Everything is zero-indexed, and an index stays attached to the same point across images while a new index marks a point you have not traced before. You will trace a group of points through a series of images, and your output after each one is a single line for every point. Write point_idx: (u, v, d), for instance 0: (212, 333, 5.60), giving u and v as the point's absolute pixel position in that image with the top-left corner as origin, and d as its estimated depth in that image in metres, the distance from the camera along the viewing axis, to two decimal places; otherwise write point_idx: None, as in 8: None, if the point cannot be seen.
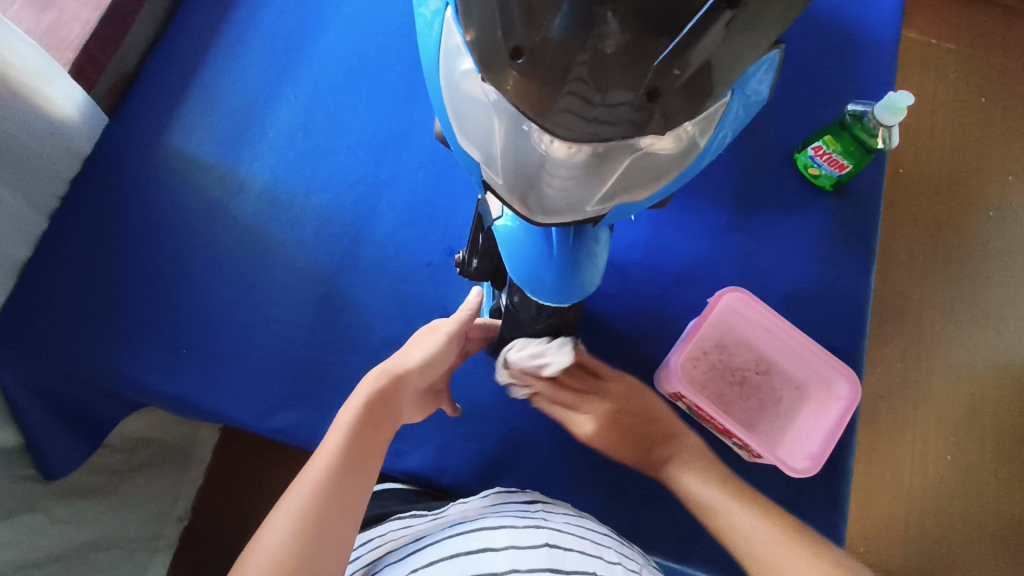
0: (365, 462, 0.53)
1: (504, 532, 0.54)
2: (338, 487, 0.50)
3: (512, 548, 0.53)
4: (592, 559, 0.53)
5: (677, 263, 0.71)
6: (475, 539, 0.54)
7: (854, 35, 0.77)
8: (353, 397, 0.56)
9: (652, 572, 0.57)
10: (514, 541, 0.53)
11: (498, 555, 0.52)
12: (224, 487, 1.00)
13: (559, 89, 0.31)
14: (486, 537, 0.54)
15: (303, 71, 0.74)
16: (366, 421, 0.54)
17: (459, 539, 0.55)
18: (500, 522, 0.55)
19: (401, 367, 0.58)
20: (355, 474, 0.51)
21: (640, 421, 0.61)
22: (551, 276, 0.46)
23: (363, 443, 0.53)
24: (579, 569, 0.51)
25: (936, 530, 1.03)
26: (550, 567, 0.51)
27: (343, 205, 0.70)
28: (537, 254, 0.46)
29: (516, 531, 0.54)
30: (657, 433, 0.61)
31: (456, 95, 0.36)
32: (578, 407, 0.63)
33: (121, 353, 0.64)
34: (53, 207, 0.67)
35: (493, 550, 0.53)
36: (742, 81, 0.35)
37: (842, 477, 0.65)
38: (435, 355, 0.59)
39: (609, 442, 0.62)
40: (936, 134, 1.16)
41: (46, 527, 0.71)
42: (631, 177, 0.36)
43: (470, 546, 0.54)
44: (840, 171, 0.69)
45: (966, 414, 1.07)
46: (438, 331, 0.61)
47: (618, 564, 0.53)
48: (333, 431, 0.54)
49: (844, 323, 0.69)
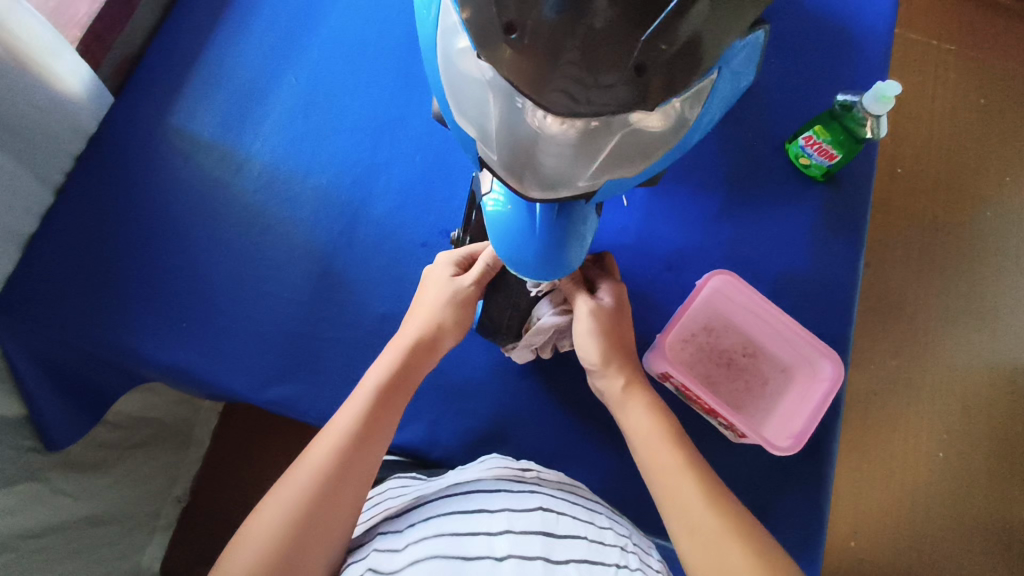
0: (363, 467, 0.53)
1: (501, 496, 0.56)
2: (329, 492, 0.50)
3: (506, 511, 0.54)
4: (584, 524, 0.54)
5: (668, 248, 0.72)
6: (471, 497, 0.56)
7: (848, 29, 0.78)
8: (371, 375, 0.57)
9: (642, 538, 0.59)
10: (510, 505, 0.55)
11: (493, 516, 0.54)
12: (223, 467, 1.01)
13: (553, 71, 0.32)
14: (482, 499, 0.56)
15: (305, 53, 0.75)
16: (368, 423, 0.54)
17: (458, 499, 0.56)
18: (496, 485, 0.57)
19: (429, 327, 0.59)
20: (350, 479, 0.52)
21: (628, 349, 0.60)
22: (532, 249, 0.48)
23: (371, 427, 0.54)
24: (571, 533, 0.53)
25: (921, 520, 1.05)
26: (542, 531, 0.53)
27: (342, 186, 0.72)
28: (521, 230, 0.48)
29: (512, 496, 0.56)
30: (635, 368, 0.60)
31: (452, 74, 0.38)
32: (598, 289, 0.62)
33: (123, 326, 0.66)
34: (59, 182, 0.68)
35: (489, 512, 0.54)
36: (727, 58, 0.36)
37: (826, 458, 0.67)
38: (458, 312, 0.60)
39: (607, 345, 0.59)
40: (933, 132, 1.18)
41: (46, 497, 0.72)
42: (621, 153, 0.38)
43: (467, 505, 0.55)
44: (830, 160, 0.70)
45: (954, 407, 1.09)
46: (462, 288, 0.60)
47: (608, 530, 0.55)
48: (343, 411, 0.55)
49: (831, 309, 0.71)
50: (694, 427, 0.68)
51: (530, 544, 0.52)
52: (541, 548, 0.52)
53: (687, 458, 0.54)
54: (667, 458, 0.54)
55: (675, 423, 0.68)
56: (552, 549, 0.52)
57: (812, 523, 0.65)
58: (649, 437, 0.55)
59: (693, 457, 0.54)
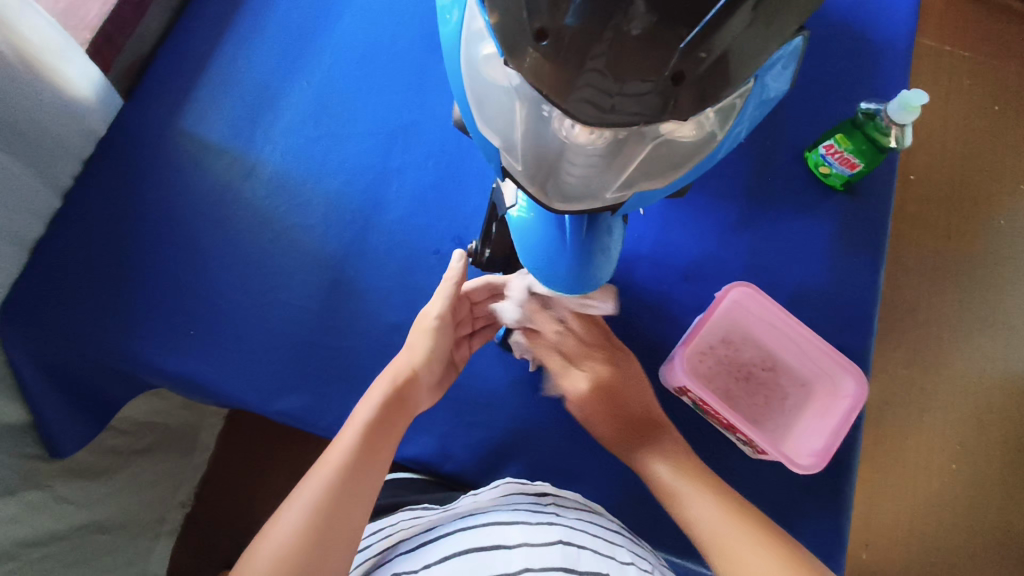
0: (377, 461, 0.53)
1: (516, 529, 0.54)
2: (349, 486, 0.50)
3: (524, 547, 0.52)
4: (606, 559, 0.52)
5: (685, 258, 0.71)
6: (486, 534, 0.54)
7: (868, 36, 0.76)
8: (369, 396, 0.57)
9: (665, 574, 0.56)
10: (527, 539, 0.53)
11: (512, 552, 0.52)
12: (227, 475, 1.00)
13: (577, 79, 0.30)
14: (499, 533, 0.54)
15: (317, 57, 0.74)
16: (380, 420, 0.55)
17: (471, 534, 0.54)
18: (511, 518, 0.55)
19: (408, 365, 0.59)
20: (368, 474, 0.52)
21: (645, 416, 0.59)
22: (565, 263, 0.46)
23: (375, 443, 0.54)
24: (593, 570, 0.51)
25: (937, 536, 1.03)
26: (562, 567, 0.50)
27: (352, 192, 0.70)
28: (551, 240, 0.46)
29: (529, 528, 0.54)
30: (657, 431, 0.58)
31: (476, 82, 0.36)
32: (575, 364, 0.63)
33: (130, 333, 0.64)
34: (67, 186, 0.67)
35: (506, 547, 0.52)
36: (764, 69, 0.34)
37: (847, 476, 0.65)
38: (433, 346, 0.60)
39: (602, 425, 0.61)
40: (949, 141, 1.16)
41: (50, 505, 0.71)
42: (650, 165, 0.37)
43: (483, 543, 0.53)
44: (852, 170, 0.69)
45: (971, 421, 1.07)
46: (427, 322, 0.61)
47: (630, 565, 0.53)
48: (346, 430, 0.54)
49: (852, 322, 0.69)
50: (711, 443, 0.67)
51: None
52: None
53: (720, 501, 0.53)
54: (705, 502, 0.53)
55: (691, 437, 0.67)
56: None
57: (833, 544, 0.63)
58: (670, 478, 0.55)
59: (729, 501, 0.53)
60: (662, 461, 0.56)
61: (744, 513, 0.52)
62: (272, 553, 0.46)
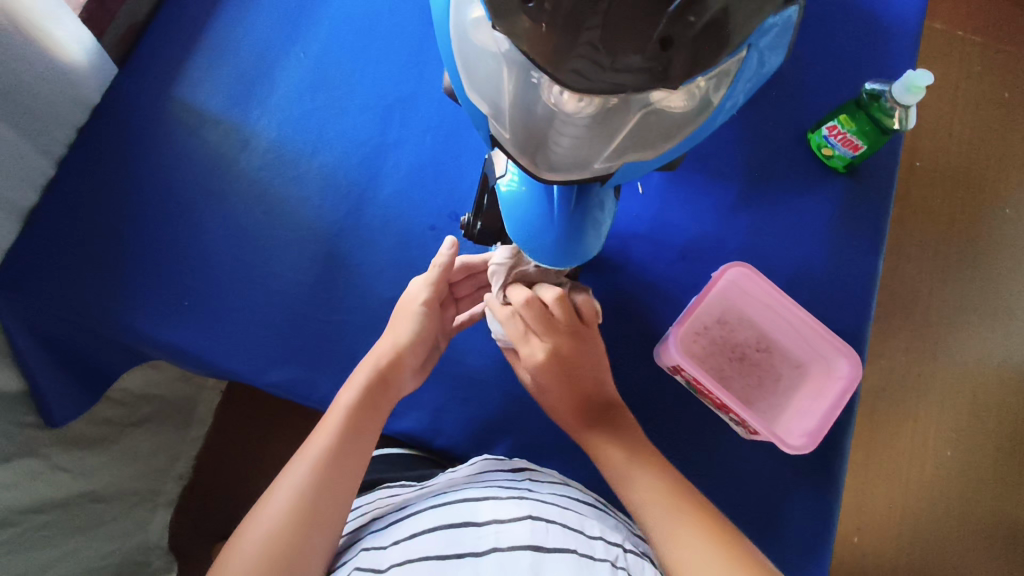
0: (363, 442, 0.53)
1: (487, 505, 0.52)
2: (335, 469, 0.50)
3: (494, 522, 0.51)
4: (574, 534, 0.51)
5: (682, 238, 0.70)
6: (456, 510, 0.52)
7: (875, 15, 0.75)
8: (352, 381, 0.56)
9: (633, 538, 0.55)
10: (497, 516, 0.51)
11: (480, 529, 0.50)
12: (223, 448, 1.01)
13: (570, 46, 0.30)
14: (469, 510, 0.52)
15: (315, 29, 0.73)
16: (365, 403, 0.55)
17: (444, 511, 0.52)
18: (483, 494, 0.54)
19: (390, 347, 0.58)
20: (355, 455, 0.52)
21: (598, 396, 0.59)
22: (553, 237, 0.46)
23: (359, 427, 0.53)
24: (560, 546, 0.49)
25: (930, 522, 1.03)
26: (530, 545, 0.49)
27: (347, 166, 0.70)
28: (540, 213, 0.46)
29: (499, 504, 0.52)
30: (612, 412, 0.58)
31: (465, 47, 0.35)
32: (536, 332, 0.57)
33: (123, 304, 0.64)
34: (61, 154, 0.67)
35: (475, 524, 0.51)
36: (759, 35, 0.33)
37: (839, 460, 0.65)
38: (419, 332, 0.59)
39: (557, 400, 0.59)
40: (957, 126, 1.14)
41: (46, 472, 0.71)
42: (639, 136, 0.36)
43: (454, 519, 0.52)
44: (854, 151, 0.68)
45: (969, 410, 1.06)
46: (414, 306, 0.60)
47: (598, 539, 0.51)
48: (331, 415, 0.54)
49: (849, 306, 0.68)
50: (703, 422, 0.66)
51: (515, 564, 0.47)
52: (529, 565, 0.47)
53: (671, 489, 0.51)
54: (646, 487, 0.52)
55: (684, 418, 0.67)
56: (541, 565, 0.47)
57: (822, 527, 0.64)
58: (625, 464, 0.54)
59: (678, 485, 0.52)
60: (610, 442, 0.56)
61: (687, 497, 0.51)
62: (260, 534, 0.46)
